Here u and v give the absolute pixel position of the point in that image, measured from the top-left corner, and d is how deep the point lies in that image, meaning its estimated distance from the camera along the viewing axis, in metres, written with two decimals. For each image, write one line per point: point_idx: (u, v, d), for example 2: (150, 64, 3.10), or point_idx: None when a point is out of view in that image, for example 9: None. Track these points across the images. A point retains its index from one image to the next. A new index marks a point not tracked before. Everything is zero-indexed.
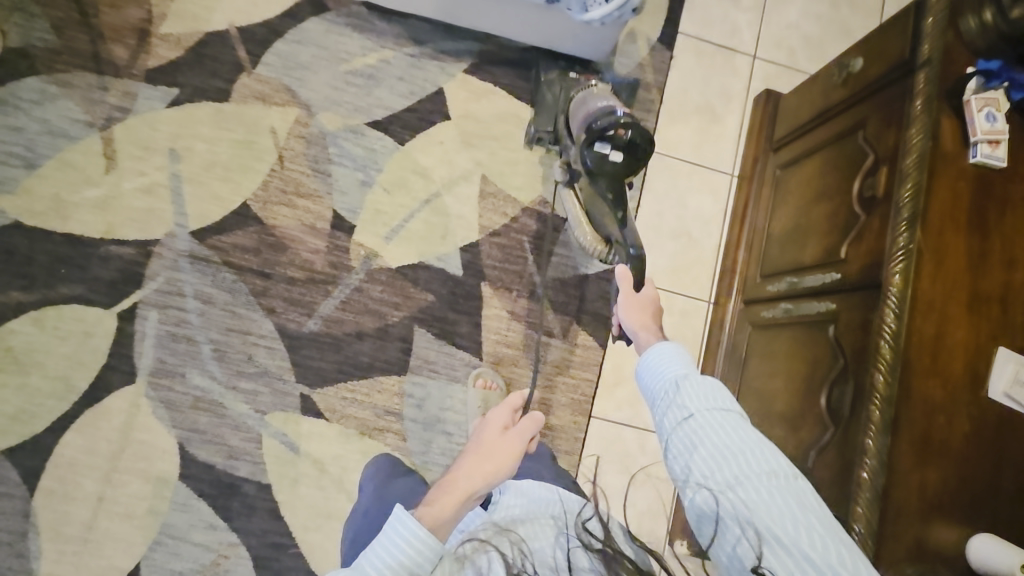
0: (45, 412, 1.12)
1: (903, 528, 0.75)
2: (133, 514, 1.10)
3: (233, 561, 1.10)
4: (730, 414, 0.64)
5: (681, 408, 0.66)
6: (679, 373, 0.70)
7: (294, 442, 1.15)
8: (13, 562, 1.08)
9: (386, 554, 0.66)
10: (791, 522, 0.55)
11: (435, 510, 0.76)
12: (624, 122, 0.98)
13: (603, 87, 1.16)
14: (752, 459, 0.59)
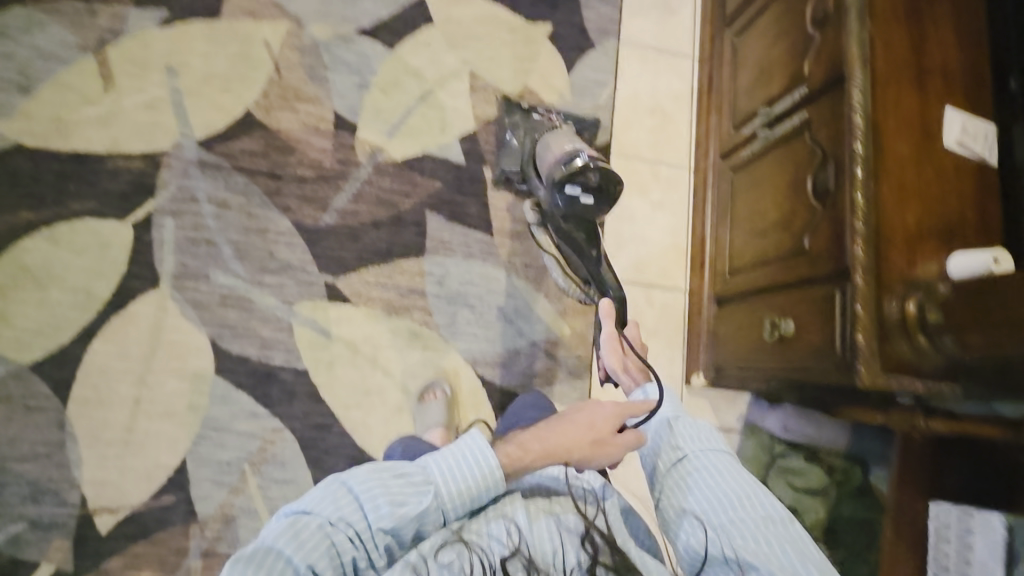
0: (69, 324, 1.09)
1: (895, 262, 0.87)
2: (172, 412, 1.09)
3: (280, 446, 1.12)
4: (721, 457, 0.80)
5: (676, 448, 0.82)
6: (669, 414, 0.87)
7: (325, 327, 1.18)
8: (52, 474, 1.03)
9: (457, 473, 0.72)
10: (778, 561, 0.70)
11: (517, 451, 0.78)
12: (590, 166, 1.05)
13: (566, 126, 1.21)
14: (746, 505, 0.74)
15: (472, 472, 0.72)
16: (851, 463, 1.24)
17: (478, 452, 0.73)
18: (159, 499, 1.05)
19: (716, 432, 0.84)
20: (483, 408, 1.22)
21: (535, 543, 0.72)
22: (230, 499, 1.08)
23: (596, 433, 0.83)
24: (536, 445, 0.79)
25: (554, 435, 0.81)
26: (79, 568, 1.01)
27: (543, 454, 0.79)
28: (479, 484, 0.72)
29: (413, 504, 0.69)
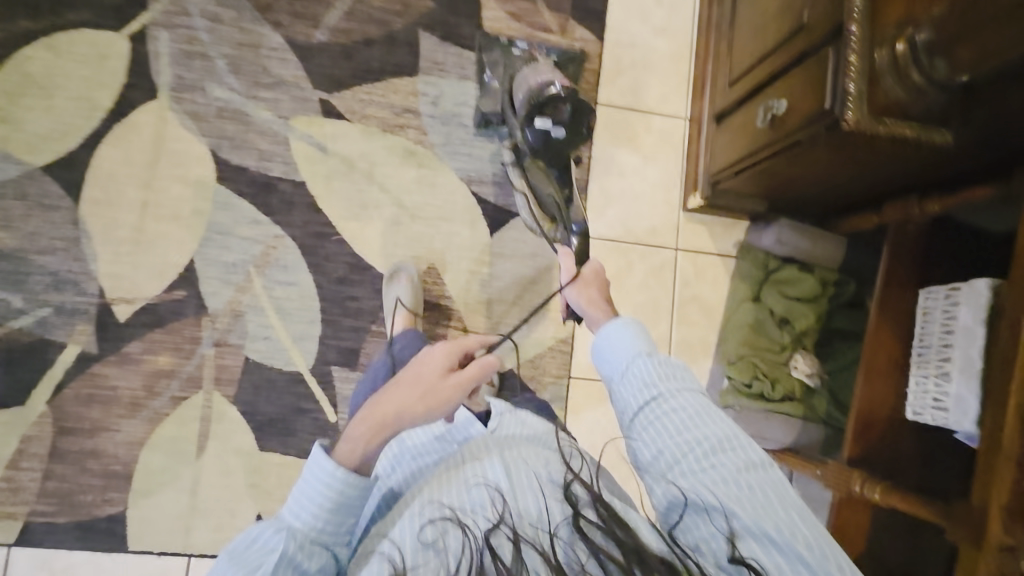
0: (76, 131, 1.13)
1: (890, 8, 0.82)
2: (179, 215, 1.14)
3: (282, 252, 1.16)
4: (699, 401, 0.69)
5: (650, 386, 0.71)
6: (641, 350, 0.75)
7: (321, 142, 1.20)
8: (72, 266, 1.10)
9: (308, 499, 0.64)
10: (764, 510, 0.61)
11: (348, 445, 0.70)
12: (563, 96, 1.03)
13: (546, 60, 1.14)
14: (724, 453, 0.65)
15: (323, 495, 0.64)
16: (843, 278, 1.23)
17: (315, 466, 0.65)
18: (171, 294, 1.13)
19: (692, 372, 0.73)
20: (479, 225, 1.23)
21: (518, 505, 0.65)
22: (237, 296, 1.15)
23: (428, 388, 0.79)
24: (365, 426, 0.72)
25: (378, 409, 0.75)
26: (103, 351, 1.10)
27: (375, 433, 0.71)
28: (338, 493, 0.64)
29: (270, 559, 0.60)
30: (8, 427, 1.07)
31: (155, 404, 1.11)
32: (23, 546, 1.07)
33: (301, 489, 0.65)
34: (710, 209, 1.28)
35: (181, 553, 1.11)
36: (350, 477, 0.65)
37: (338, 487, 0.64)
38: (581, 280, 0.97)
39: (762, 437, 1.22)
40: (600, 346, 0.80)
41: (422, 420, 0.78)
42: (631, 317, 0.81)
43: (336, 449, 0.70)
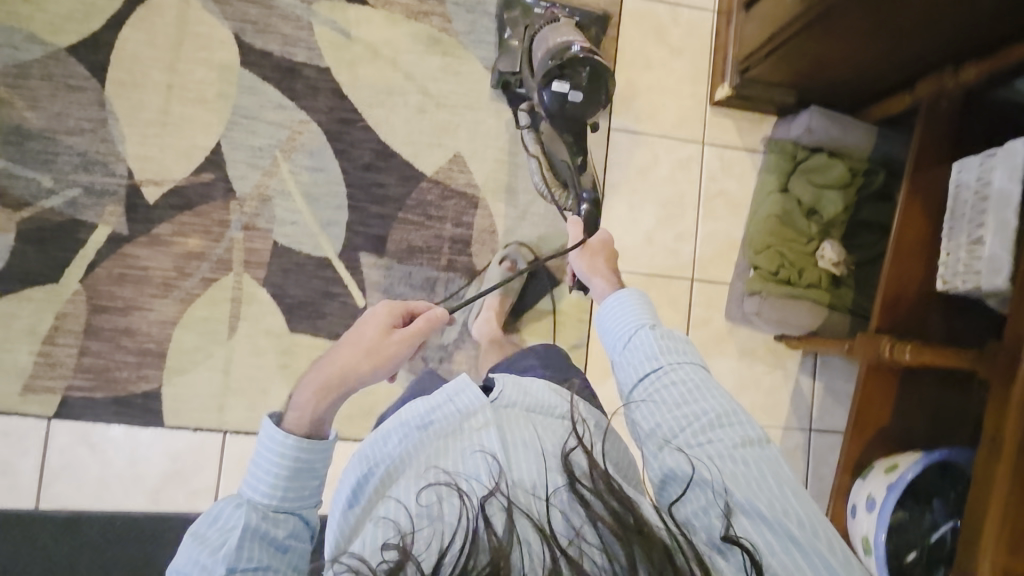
0: (98, 11, 1.11)
1: None
2: (204, 99, 1.13)
3: (308, 138, 1.16)
4: (702, 378, 0.71)
5: (653, 358, 0.73)
6: (644, 322, 0.77)
7: (345, 27, 1.18)
8: (99, 148, 1.10)
9: (263, 470, 0.65)
10: (756, 488, 0.63)
11: (297, 409, 0.71)
12: (581, 58, 0.95)
13: (567, 21, 1.10)
14: (721, 426, 0.67)
15: (275, 463, 0.65)
16: (874, 167, 1.23)
17: (266, 436, 0.67)
18: (199, 176, 1.13)
19: (694, 347, 0.75)
20: (506, 116, 1.23)
21: (515, 474, 0.65)
22: (264, 180, 1.15)
23: (372, 346, 0.77)
24: (311, 391, 0.72)
25: (324, 374, 0.74)
26: (133, 231, 1.11)
27: (321, 391, 0.72)
28: (293, 460, 0.66)
29: (232, 537, 0.61)
30: (43, 303, 1.08)
31: (186, 285, 1.12)
32: (62, 420, 1.09)
33: (257, 459, 0.66)
34: (737, 100, 1.27)
35: (216, 430, 1.14)
36: (301, 442, 0.66)
37: (290, 453, 0.66)
38: (587, 249, 0.96)
39: (788, 324, 1.22)
40: (604, 316, 0.82)
41: (370, 379, 0.76)
42: (636, 289, 0.82)
43: (287, 416, 0.71)
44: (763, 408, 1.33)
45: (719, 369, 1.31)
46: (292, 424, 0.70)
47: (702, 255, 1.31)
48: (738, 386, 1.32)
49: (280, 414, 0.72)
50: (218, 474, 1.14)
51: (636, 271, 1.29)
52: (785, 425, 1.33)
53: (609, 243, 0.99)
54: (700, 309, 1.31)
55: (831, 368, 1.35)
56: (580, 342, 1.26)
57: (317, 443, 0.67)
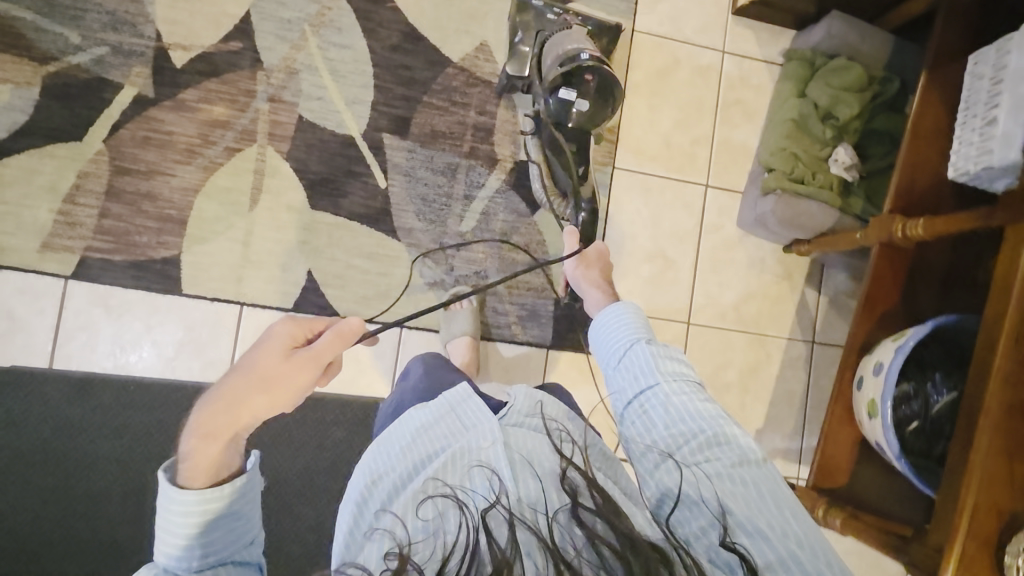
0: None
1: None
2: None
3: (337, 15, 1.17)
4: (698, 396, 0.73)
5: (650, 373, 0.75)
6: (639, 338, 0.79)
7: None
8: (129, 8, 1.10)
9: (171, 534, 0.59)
10: (758, 510, 0.63)
11: (189, 460, 0.62)
12: (590, 67, 1.01)
13: (578, 28, 1.11)
14: (720, 444, 0.68)
15: (184, 524, 0.60)
16: (889, 76, 1.25)
17: (164, 501, 0.60)
18: (227, 44, 1.13)
19: (689, 365, 0.77)
20: None
21: (518, 491, 0.65)
22: (292, 54, 1.15)
23: (267, 374, 0.69)
24: (200, 439, 0.63)
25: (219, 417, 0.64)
26: (159, 95, 1.11)
27: (215, 437, 0.63)
28: (201, 517, 0.60)
29: None
30: (64, 161, 1.08)
31: (210, 153, 1.12)
32: (79, 280, 1.08)
33: (160, 528, 0.60)
34: (758, 8, 1.30)
35: (233, 302, 1.13)
36: (206, 494, 0.61)
37: (195, 508, 0.60)
38: (585, 260, 1.01)
39: (799, 227, 1.23)
40: (599, 327, 0.85)
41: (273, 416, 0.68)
42: (631, 302, 0.85)
43: (177, 472, 0.62)
44: (772, 316, 1.33)
45: (730, 275, 1.31)
46: (188, 477, 0.62)
47: (717, 160, 1.32)
48: (750, 293, 1.32)
49: (169, 470, 0.63)
50: (233, 348, 1.12)
51: (653, 173, 1.30)
52: (790, 335, 1.34)
53: (604, 254, 1.05)
54: (713, 215, 1.32)
55: (837, 281, 1.36)
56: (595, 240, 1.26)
57: (228, 487, 0.62)
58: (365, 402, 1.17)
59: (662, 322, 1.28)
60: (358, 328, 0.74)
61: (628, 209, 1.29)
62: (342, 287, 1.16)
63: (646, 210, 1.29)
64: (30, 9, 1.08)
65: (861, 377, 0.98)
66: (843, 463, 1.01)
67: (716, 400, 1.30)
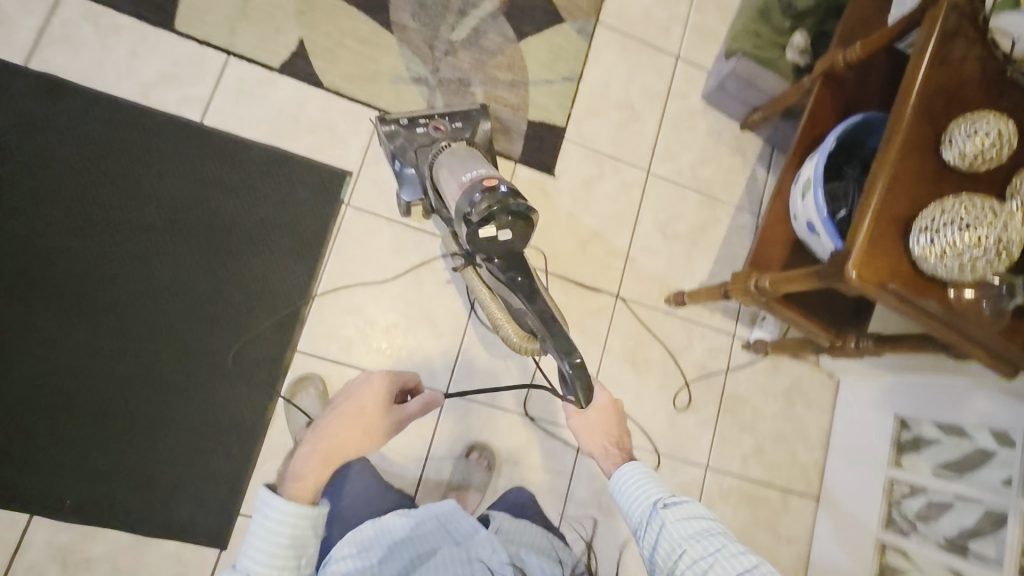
0: None
1: None
2: None
3: None
4: (725, 552, 0.72)
5: (671, 539, 0.76)
6: (655, 498, 0.82)
7: None
8: None
9: (267, 541, 0.73)
10: None
11: (303, 480, 0.79)
12: (500, 200, 0.83)
13: (460, 145, 1.02)
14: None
15: (281, 532, 0.73)
16: None
17: (266, 508, 0.74)
18: None
19: (709, 517, 0.78)
20: None
21: None
22: None
23: (368, 423, 0.94)
24: (316, 461, 0.83)
25: (330, 446, 0.86)
26: None
27: (324, 461, 0.83)
28: (297, 532, 0.74)
29: None
30: None
31: None
32: None
33: (256, 529, 0.74)
34: None
35: (221, 49, 1.17)
36: (305, 511, 0.75)
37: (292, 519, 0.74)
38: (585, 422, 0.97)
39: (757, 93, 1.34)
40: (617, 492, 0.87)
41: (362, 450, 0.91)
42: (638, 460, 0.88)
43: (292, 489, 0.78)
44: (723, 184, 1.43)
45: (689, 140, 1.42)
46: (304, 493, 0.78)
47: (690, 40, 1.45)
48: (706, 159, 1.42)
49: (273, 484, 0.79)
50: (213, 90, 1.16)
51: (631, 36, 1.41)
52: (739, 205, 1.43)
53: (615, 404, 0.99)
54: (681, 85, 1.43)
55: None
56: (572, 76, 1.35)
57: (318, 510, 0.77)
58: (330, 170, 1.19)
59: (624, 166, 1.36)
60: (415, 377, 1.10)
61: (606, 62, 1.39)
62: (329, 61, 1.22)
63: (621, 66, 1.40)
64: None
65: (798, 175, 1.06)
66: (776, 257, 1.08)
67: (664, 249, 1.36)
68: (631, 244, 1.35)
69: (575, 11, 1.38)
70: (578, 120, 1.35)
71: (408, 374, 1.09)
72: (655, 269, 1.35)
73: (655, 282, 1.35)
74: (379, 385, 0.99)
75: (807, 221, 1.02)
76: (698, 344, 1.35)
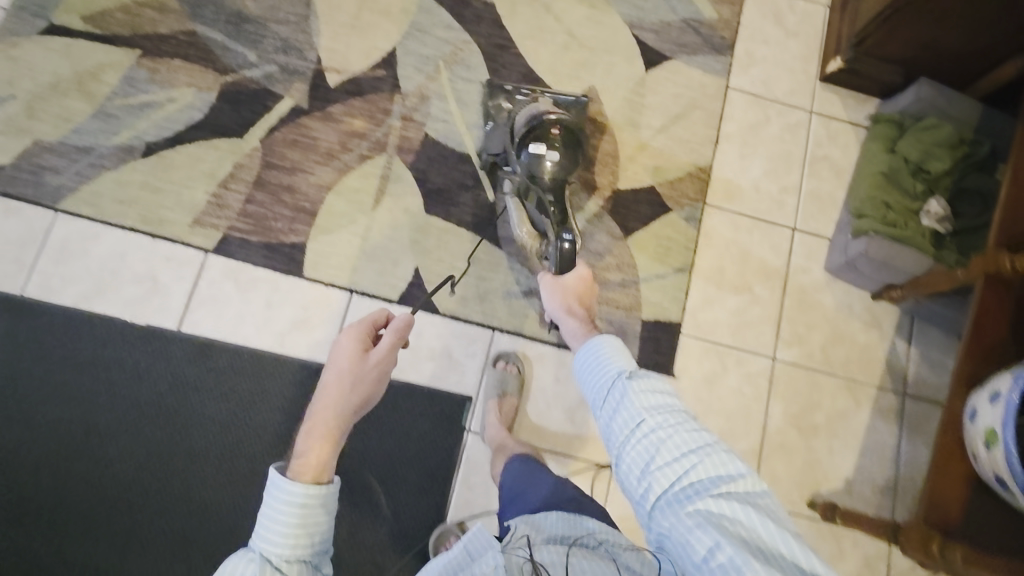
0: None
1: None
2: (390, 12, 1.34)
3: (468, 54, 1.34)
4: (684, 426, 0.71)
5: (632, 409, 0.74)
6: (622, 372, 0.79)
7: None
8: (300, 37, 1.30)
9: (274, 520, 0.75)
10: (738, 530, 0.63)
11: (303, 456, 0.87)
12: (555, 122, 1.05)
13: (547, 100, 1.17)
14: (708, 473, 0.68)
15: (293, 512, 0.75)
16: (976, 140, 1.31)
17: (272, 490, 0.78)
18: (373, 72, 1.31)
19: (675, 394, 0.76)
20: (635, 62, 1.39)
21: None
22: (426, 82, 1.32)
23: (356, 378, 1.01)
24: (315, 442, 0.90)
25: (321, 422, 0.95)
26: (311, 106, 1.28)
27: (323, 437, 0.91)
28: (304, 516, 0.75)
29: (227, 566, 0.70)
30: (227, 153, 1.24)
31: (346, 158, 1.27)
32: (217, 254, 1.21)
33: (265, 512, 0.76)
34: (847, 75, 1.41)
35: (345, 289, 1.22)
36: (310, 491, 0.78)
37: (301, 500, 0.76)
38: (565, 290, 1.11)
39: (894, 273, 1.24)
40: (581, 365, 0.84)
41: (359, 406, 0.99)
42: (609, 334, 0.85)
43: (289, 468, 0.85)
44: (859, 364, 1.31)
45: (815, 319, 1.32)
46: (309, 472, 0.83)
47: (806, 208, 1.37)
48: (838, 337, 1.32)
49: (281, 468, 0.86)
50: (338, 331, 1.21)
51: (742, 213, 1.35)
52: (880, 385, 1.31)
53: (583, 278, 1.12)
54: (801, 259, 1.35)
55: (929, 337, 1.33)
56: (685, 266, 1.31)
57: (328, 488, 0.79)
58: (454, 398, 1.21)
59: (746, 356, 1.28)
60: (386, 313, 1.10)
61: (716, 244, 1.33)
62: (444, 286, 1.25)
63: (733, 247, 1.33)
64: (222, 31, 1.29)
65: (973, 407, 0.95)
66: (954, 495, 0.96)
67: (801, 444, 1.26)
68: (764, 443, 1.26)
69: (681, 195, 1.34)
70: (693, 312, 1.29)
71: (376, 313, 1.09)
72: (794, 469, 1.25)
73: (795, 483, 1.24)
74: (348, 342, 1.04)
75: (995, 473, 0.90)
76: (852, 553, 1.23)
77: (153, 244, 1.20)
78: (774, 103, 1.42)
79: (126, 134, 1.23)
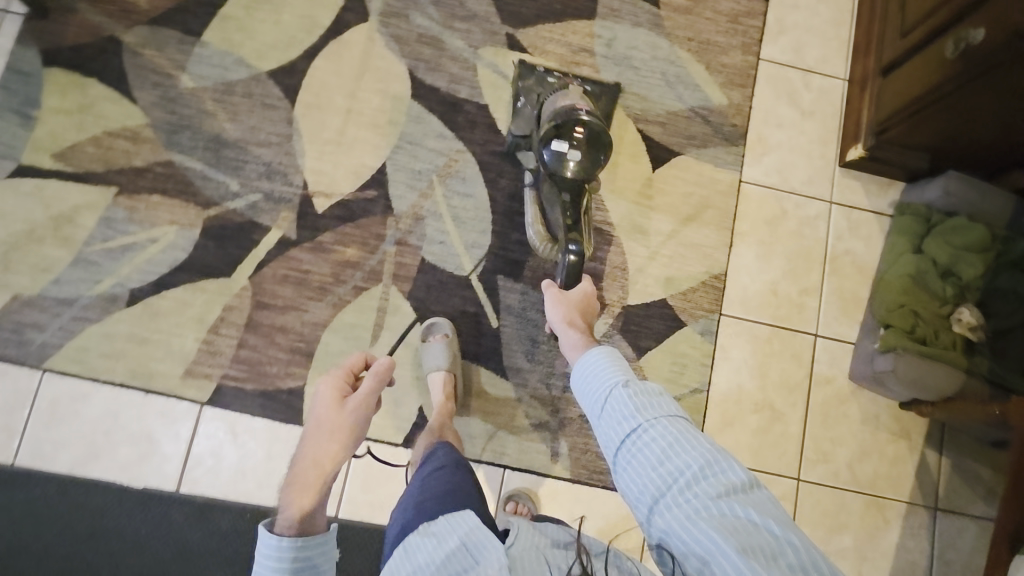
0: (297, 44, 1.26)
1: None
2: (377, 124, 1.25)
3: (462, 165, 1.25)
4: (683, 432, 0.65)
5: (629, 417, 0.68)
6: (619, 378, 0.73)
7: (505, 71, 1.29)
8: (283, 160, 1.22)
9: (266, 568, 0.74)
10: (740, 532, 0.57)
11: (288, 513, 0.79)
12: (582, 121, 1.04)
13: (576, 87, 1.20)
14: (706, 477, 0.62)
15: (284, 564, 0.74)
16: (1010, 236, 1.22)
17: (262, 546, 0.75)
18: (363, 193, 1.23)
19: (672, 396, 0.69)
20: (642, 160, 1.29)
21: None
22: (420, 201, 1.23)
23: (331, 426, 0.89)
24: (297, 492, 0.82)
25: (306, 473, 0.86)
26: (300, 237, 1.20)
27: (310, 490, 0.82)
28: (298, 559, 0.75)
29: None
30: (214, 296, 1.17)
31: (339, 291, 1.20)
32: (213, 406, 1.16)
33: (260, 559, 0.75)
34: (869, 162, 1.32)
35: None
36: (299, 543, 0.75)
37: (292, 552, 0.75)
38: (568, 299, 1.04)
39: (922, 390, 1.18)
40: (579, 372, 0.79)
41: (343, 454, 0.88)
42: (608, 344, 0.80)
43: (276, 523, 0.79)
44: (886, 476, 1.26)
45: (840, 430, 1.26)
46: (299, 526, 0.77)
47: (828, 310, 1.30)
48: (865, 449, 1.26)
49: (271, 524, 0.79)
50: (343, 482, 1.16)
51: (760, 320, 1.28)
52: (909, 497, 1.26)
53: (586, 291, 1.06)
54: (824, 366, 1.28)
55: (958, 444, 1.28)
56: (702, 384, 1.25)
57: (320, 538, 0.77)
58: None
59: (769, 477, 1.23)
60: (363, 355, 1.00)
61: (734, 356, 1.26)
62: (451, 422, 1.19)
63: (753, 358, 1.27)
64: (200, 159, 1.20)
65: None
66: None
67: None
68: None
69: (695, 305, 1.26)
70: (712, 432, 1.24)
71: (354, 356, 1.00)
72: None
73: None
74: (328, 387, 0.93)
75: None
76: None
77: (146, 399, 1.15)
78: (792, 193, 1.33)
79: (107, 282, 1.16)
